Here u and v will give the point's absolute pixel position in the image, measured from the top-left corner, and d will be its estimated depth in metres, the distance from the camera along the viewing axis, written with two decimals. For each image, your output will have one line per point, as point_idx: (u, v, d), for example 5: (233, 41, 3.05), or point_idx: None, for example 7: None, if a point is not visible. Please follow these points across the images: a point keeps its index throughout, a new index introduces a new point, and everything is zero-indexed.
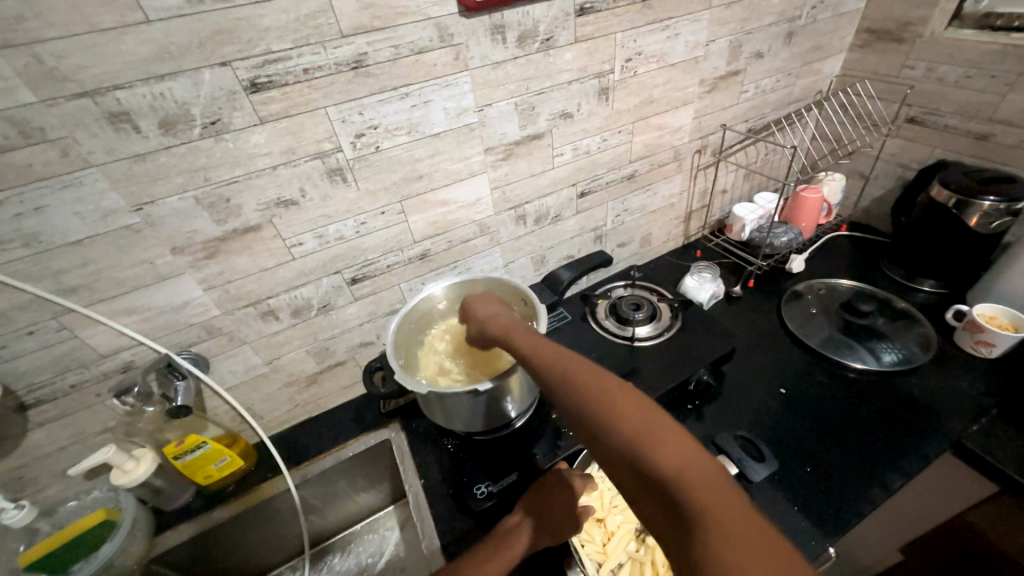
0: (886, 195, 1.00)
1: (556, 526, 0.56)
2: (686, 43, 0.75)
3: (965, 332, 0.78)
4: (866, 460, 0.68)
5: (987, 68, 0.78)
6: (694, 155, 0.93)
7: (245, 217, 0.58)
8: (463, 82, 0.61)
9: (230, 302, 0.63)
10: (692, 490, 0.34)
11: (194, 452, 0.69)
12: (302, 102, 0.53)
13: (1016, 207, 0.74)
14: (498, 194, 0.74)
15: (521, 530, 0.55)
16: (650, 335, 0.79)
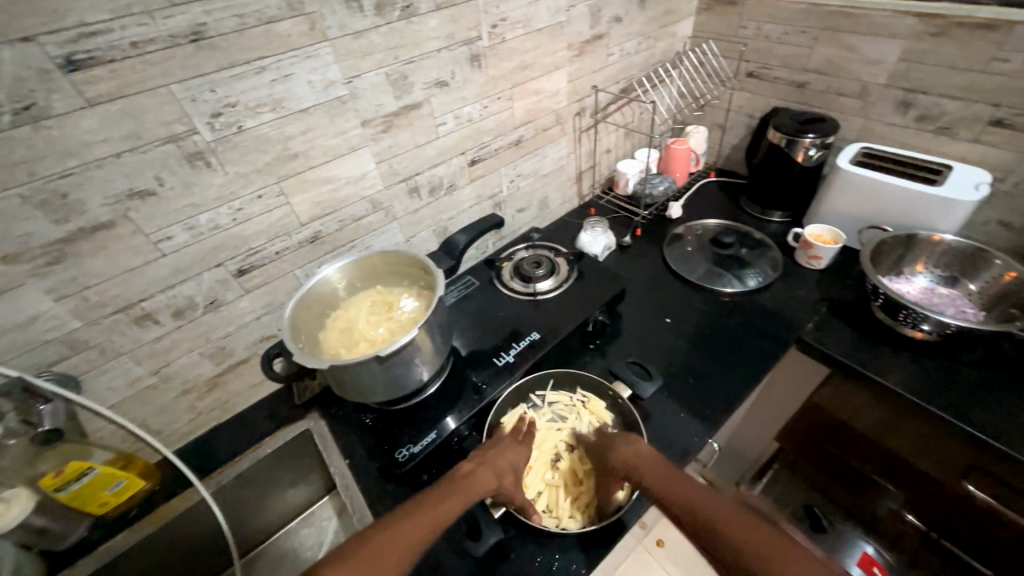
0: (741, 142, 1.15)
1: (507, 470, 0.60)
2: (548, 9, 0.79)
3: (801, 250, 0.93)
4: (735, 365, 0.81)
5: (798, 25, 0.92)
6: (575, 118, 0.99)
7: (92, 213, 0.52)
8: (325, 54, 0.60)
9: (93, 310, 0.57)
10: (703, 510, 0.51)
11: (80, 480, 0.63)
12: (137, 80, 0.49)
13: (828, 141, 0.90)
14: (385, 168, 0.74)
15: (476, 475, 0.58)
16: (551, 288, 0.85)
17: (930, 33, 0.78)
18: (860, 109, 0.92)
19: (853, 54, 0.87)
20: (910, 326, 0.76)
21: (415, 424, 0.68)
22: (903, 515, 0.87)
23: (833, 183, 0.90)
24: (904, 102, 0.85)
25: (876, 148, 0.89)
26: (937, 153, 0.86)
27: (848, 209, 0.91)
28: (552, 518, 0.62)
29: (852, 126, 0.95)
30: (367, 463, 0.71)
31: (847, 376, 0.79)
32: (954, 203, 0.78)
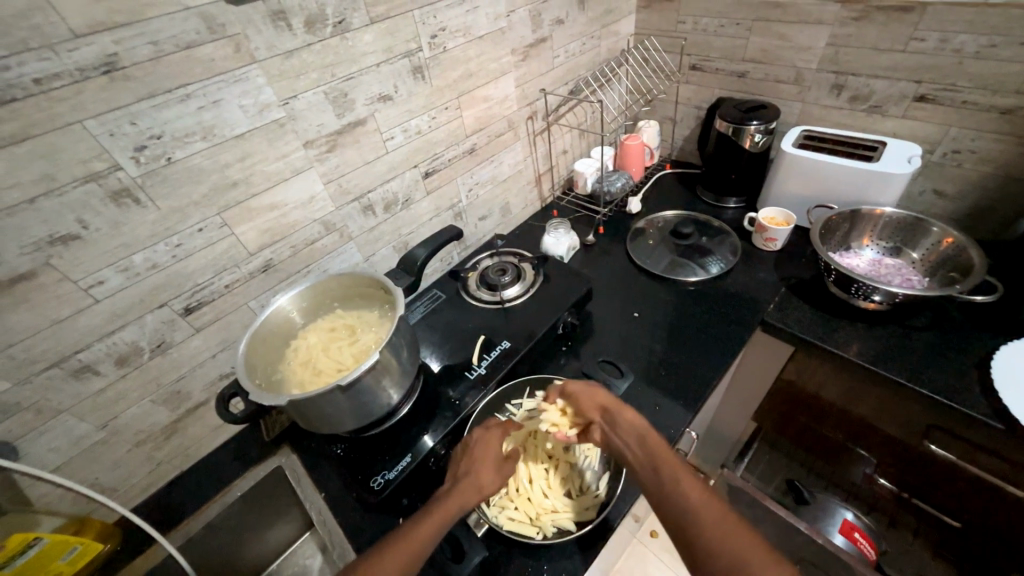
0: (692, 133, 1.18)
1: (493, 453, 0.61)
2: (487, 16, 0.79)
3: (757, 233, 0.96)
4: (704, 352, 0.82)
5: (732, 17, 0.95)
6: (527, 122, 0.99)
7: (8, 264, 0.48)
8: (256, 76, 0.57)
9: (21, 369, 0.53)
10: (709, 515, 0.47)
11: (26, 553, 0.58)
12: (45, 118, 0.46)
13: (771, 127, 0.93)
14: (334, 188, 0.72)
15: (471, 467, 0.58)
16: (518, 295, 0.84)
17: (852, 17, 0.81)
18: (797, 94, 0.95)
19: (785, 42, 0.91)
20: (863, 298, 0.78)
21: (388, 449, 0.65)
22: (875, 479, 0.91)
23: (780, 166, 0.93)
24: (836, 84, 0.89)
25: (816, 131, 0.93)
26: (871, 131, 0.90)
27: (796, 190, 0.94)
28: (526, 526, 0.60)
29: (793, 110, 0.98)
30: (343, 495, 0.68)
31: (810, 353, 0.81)
32: (891, 177, 0.81)
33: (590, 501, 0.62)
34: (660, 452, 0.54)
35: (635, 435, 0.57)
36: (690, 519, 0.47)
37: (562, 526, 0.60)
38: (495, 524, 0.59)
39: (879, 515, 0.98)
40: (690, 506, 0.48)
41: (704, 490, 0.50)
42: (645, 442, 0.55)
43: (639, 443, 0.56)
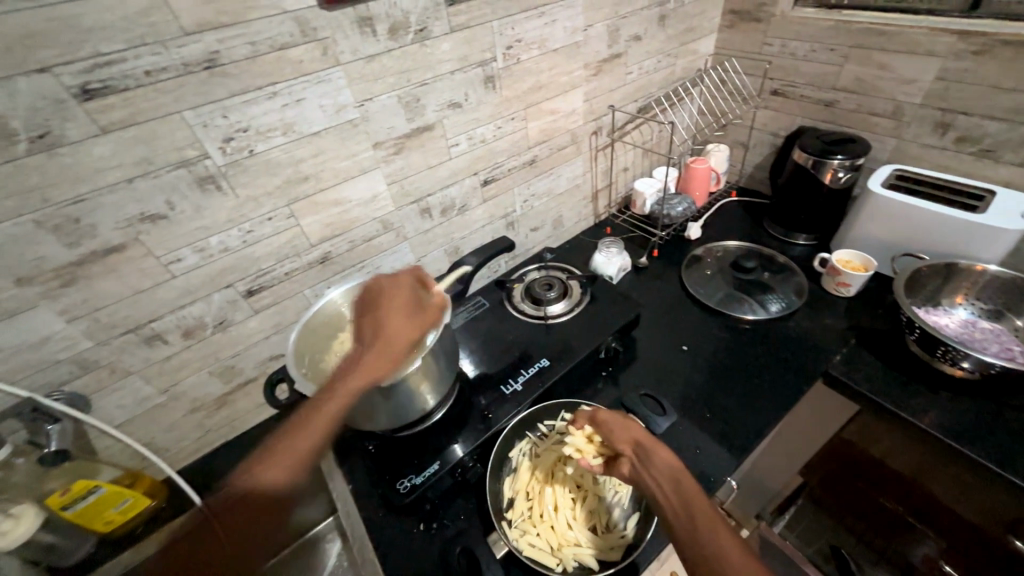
0: (764, 162, 1.11)
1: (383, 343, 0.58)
2: (564, 29, 0.78)
3: (828, 276, 0.89)
4: (755, 398, 0.76)
5: (826, 42, 0.89)
6: (591, 137, 0.97)
7: (103, 237, 0.53)
8: (337, 78, 0.60)
9: (103, 331, 0.58)
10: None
11: (87, 498, 0.63)
12: (150, 108, 0.49)
13: (857, 163, 0.85)
14: (396, 190, 0.74)
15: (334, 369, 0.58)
16: (563, 312, 0.82)
17: (970, 51, 0.73)
18: (892, 129, 0.87)
19: (885, 72, 0.83)
20: (949, 363, 0.70)
21: (418, 454, 0.66)
22: (940, 564, 0.81)
23: (863, 206, 0.86)
24: (941, 123, 0.81)
25: (910, 171, 0.85)
26: (977, 177, 0.81)
27: (879, 234, 0.86)
28: (546, 557, 0.58)
29: (885, 147, 0.90)
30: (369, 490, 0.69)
31: (879, 416, 0.73)
32: (997, 233, 0.72)
33: (618, 539, 0.60)
34: (702, 510, 0.50)
35: (689, 513, 0.50)
36: None
37: (585, 562, 0.58)
38: (514, 549, 0.58)
39: None
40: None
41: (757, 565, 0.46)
42: (707, 528, 0.49)
43: (696, 526, 0.49)
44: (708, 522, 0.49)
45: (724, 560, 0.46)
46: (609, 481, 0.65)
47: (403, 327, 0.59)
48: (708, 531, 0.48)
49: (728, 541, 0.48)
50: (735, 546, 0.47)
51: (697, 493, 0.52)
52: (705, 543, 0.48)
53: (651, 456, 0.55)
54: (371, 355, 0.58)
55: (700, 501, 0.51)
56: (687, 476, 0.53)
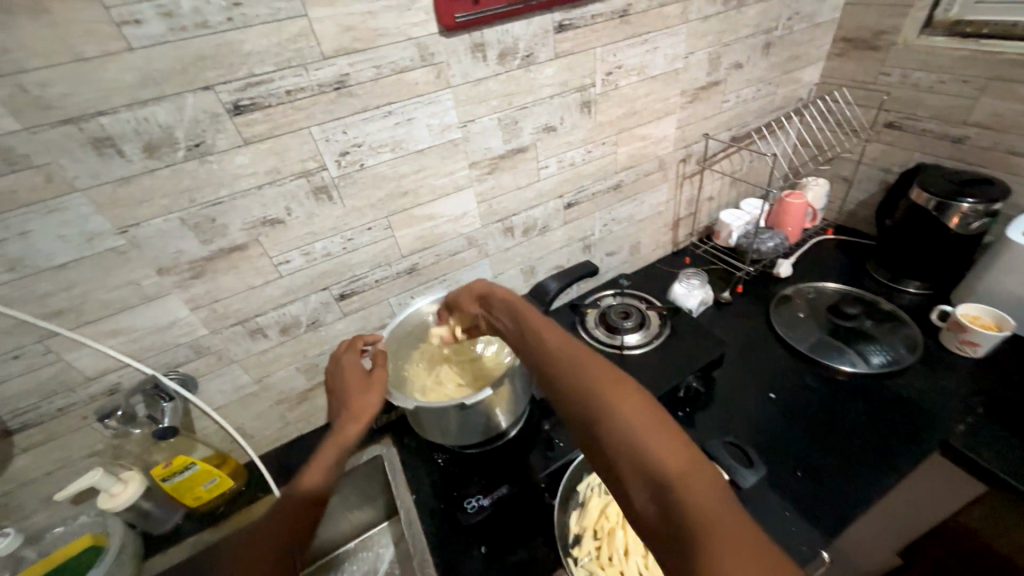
0: (870, 199, 1.02)
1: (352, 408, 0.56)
2: (665, 56, 0.77)
3: (950, 332, 0.79)
4: (856, 461, 0.68)
5: (958, 74, 0.80)
6: (679, 164, 0.94)
7: (231, 236, 0.58)
8: (446, 100, 0.62)
9: (218, 321, 0.63)
10: (565, 369, 0.48)
11: (183, 473, 0.68)
12: (286, 123, 0.54)
13: (994, 208, 0.76)
14: (485, 208, 0.75)
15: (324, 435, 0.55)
16: (639, 343, 0.79)
17: None
18: None
19: None
20: None
21: (486, 475, 0.66)
22: None
23: (998, 256, 0.76)
24: None
25: None
26: None
27: (1017, 289, 0.75)
28: None
29: None
30: (432, 504, 0.69)
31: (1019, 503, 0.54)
32: None
33: None
34: (530, 323, 0.55)
35: (528, 331, 0.55)
36: (557, 379, 0.48)
37: None
38: None
39: None
40: (558, 367, 0.49)
41: (578, 354, 0.50)
42: (566, 357, 0.49)
43: (533, 341, 0.54)
44: (536, 331, 0.54)
45: (574, 377, 0.47)
46: None
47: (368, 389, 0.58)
48: (562, 360, 0.49)
49: (585, 362, 0.48)
50: (588, 362, 0.48)
51: (553, 326, 0.54)
52: (559, 370, 0.49)
53: (516, 310, 0.58)
54: (360, 404, 0.57)
55: (557, 332, 0.53)
56: (547, 321, 0.55)
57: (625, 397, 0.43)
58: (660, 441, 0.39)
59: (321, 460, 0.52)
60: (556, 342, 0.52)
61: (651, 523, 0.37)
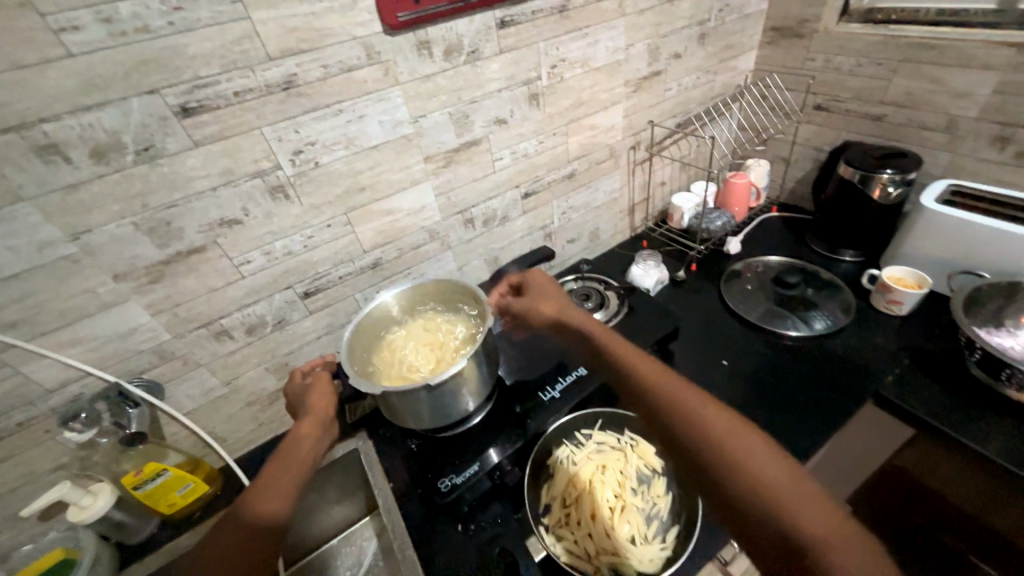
0: (807, 177, 1.09)
1: (315, 405, 0.61)
2: (606, 49, 0.81)
3: (878, 293, 0.86)
4: (799, 415, 0.74)
5: (873, 57, 0.88)
6: (629, 152, 0.99)
7: (188, 239, 0.58)
8: (396, 96, 0.65)
9: (180, 325, 0.63)
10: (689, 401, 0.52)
11: (155, 480, 0.68)
12: (235, 124, 0.55)
13: (909, 177, 0.83)
14: (443, 201, 0.78)
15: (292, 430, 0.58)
16: (599, 322, 0.83)
17: None
18: (946, 143, 0.85)
19: (937, 86, 0.82)
20: (1014, 387, 0.66)
21: (459, 455, 0.68)
22: None
23: (915, 221, 0.83)
24: (1000, 137, 0.78)
25: (968, 185, 0.81)
26: None
27: (933, 251, 0.83)
28: (583, 563, 0.59)
29: (938, 161, 0.88)
30: (410, 489, 0.71)
31: (939, 440, 0.68)
32: None
33: (657, 551, 0.59)
34: (619, 352, 0.61)
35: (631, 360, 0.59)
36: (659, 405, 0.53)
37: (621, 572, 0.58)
38: (551, 554, 0.59)
39: None
40: (656, 398, 0.53)
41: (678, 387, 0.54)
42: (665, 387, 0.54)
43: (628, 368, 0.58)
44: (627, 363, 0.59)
45: (684, 414, 0.51)
46: (647, 492, 0.65)
47: (326, 388, 0.63)
48: (679, 393, 0.53)
49: (699, 404, 0.51)
50: (683, 394, 0.53)
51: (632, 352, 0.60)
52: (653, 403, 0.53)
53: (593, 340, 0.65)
54: (321, 401, 0.61)
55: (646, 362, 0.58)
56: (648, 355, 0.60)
57: (749, 438, 0.48)
58: (802, 493, 0.43)
59: (284, 454, 0.56)
60: (658, 378, 0.56)
61: (774, 559, 0.42)
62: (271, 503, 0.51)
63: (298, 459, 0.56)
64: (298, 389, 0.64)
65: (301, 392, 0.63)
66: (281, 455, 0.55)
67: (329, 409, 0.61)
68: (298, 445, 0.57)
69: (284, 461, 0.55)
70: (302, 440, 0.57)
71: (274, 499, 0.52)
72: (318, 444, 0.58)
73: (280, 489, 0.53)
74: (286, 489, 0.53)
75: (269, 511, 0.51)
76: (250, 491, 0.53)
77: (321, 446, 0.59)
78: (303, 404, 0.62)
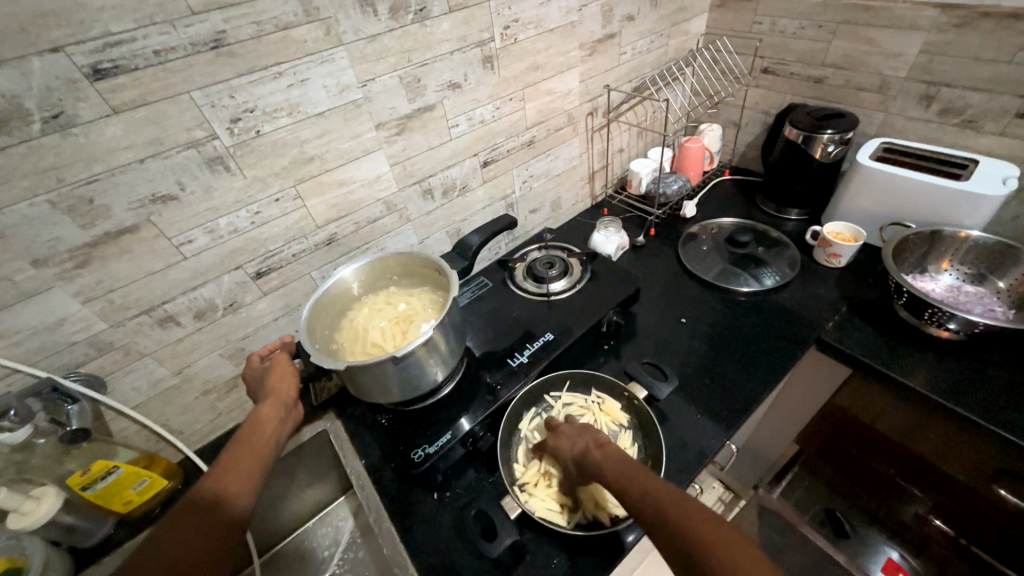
0: (757, 140, 1.13)
1: (275, 388, 0.58)
2: (560, 9, 0.79)
3: (820, 248, 0.92)
4: (752, 365, 0.79)
5: (814, 19, 0.91)
6: (587, 118, 0.98)
7: (117, 217, 0.53)
8: (341, 58, 0.61)
9: (117, 312, 0.59)
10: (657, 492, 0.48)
11: (106, 478, 0.64)
12: (160, 88, 0.50)
13: (846, 136, 0.88)
14: (399, 170, 0.75)
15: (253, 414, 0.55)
16: (564, 289, 0.84)
17: (952, 24, 0.76)
18: (880, 103, 0.90)
19: (872, 47, 0.86)
20: (936, 325, 0.74)
21: (431, 426, 0.68)
22: (930, 520, 0.84)
23: (852, 178, 0.89)
24: (926, 95, 0.83)
25: (898, 143, 0.87)
26: (962, 148, 0.84)
27: (867, 205, 0.89)
28: (554, 514, 0.60)
29: (872, 121, 0.93)
30: (382, 464, 0.70)
31: (871, 376, 0.75)
32: (979, 199, 0.75)
33: None
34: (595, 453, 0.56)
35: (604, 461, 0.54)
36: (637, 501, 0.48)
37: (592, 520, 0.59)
38: (524, 508, 0.60)
39: (927, 559, 0.91)
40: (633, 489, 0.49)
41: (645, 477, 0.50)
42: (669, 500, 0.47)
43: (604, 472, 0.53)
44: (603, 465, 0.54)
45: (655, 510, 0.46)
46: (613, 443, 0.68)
47: (288, 371, 0.60)
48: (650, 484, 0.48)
49: (666, 494, 0.47)
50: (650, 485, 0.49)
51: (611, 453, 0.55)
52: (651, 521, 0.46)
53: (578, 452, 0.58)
54: (283, 382, 0.59)
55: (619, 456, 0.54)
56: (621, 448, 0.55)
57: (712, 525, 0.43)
58: None
59: (245, 437, 0.53)
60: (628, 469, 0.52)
61: None
62: (233, 487, 0.48)
63: (261, 441, 0.53)
64: (257, 375, 0.61)
65: (261, 377, 0.60)
66: (240, 439, 0.52)
67: (292, 391, 0.59)
68: (259, 427, 0.54)
69: (245, 445, 0.52)
70: (263, 422, 0.54)
71: (236, 482, 0.49)
72: (282, 426, 0.56)
73: (241, 471, 0.50)
74: (250, 471, 0.50)
75: (231, 495, 0.48)
76: (208, 479, 0.49)
77: (285, 428, 0.56)
78: (263, 388, 0.59)
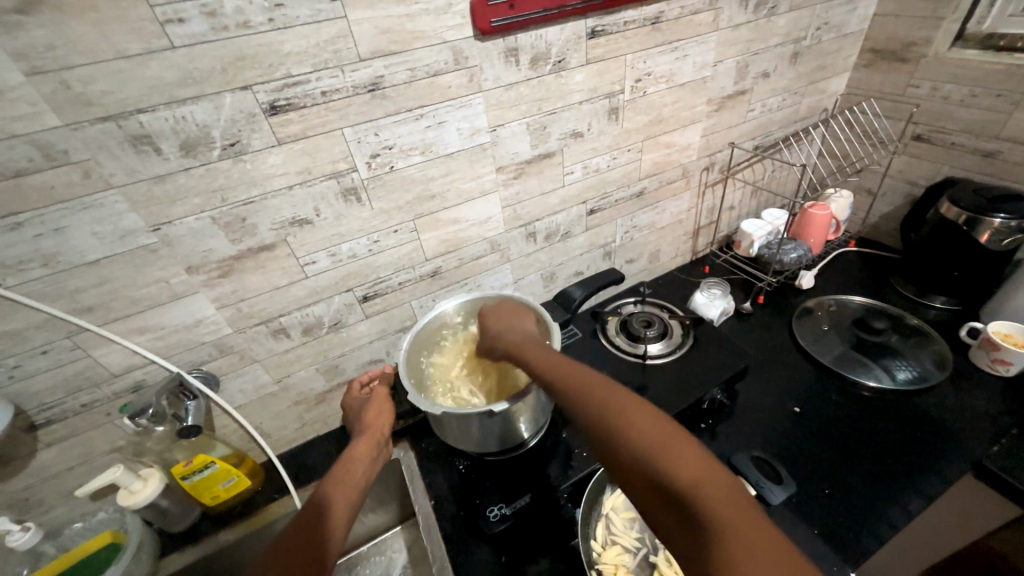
0: (896, 212, 1.00)
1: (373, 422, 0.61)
2: (694, 64, 0.76)
3: (981, 349, 0.77)
4: (883, 480, 0.67)
5: (992, 87, 0.79)
6: (702, 173, 0.93)
7: (260, 235, 0.58)
8: (477, 104, 0.62)
9: (242, 320, 0.63)
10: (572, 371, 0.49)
11: (202, 472, 0.68)
12: (319, 124, 0.54)
13: None
14: (509, 213, 0.75)
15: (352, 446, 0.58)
16: (662, 353, 0.78)
17: None
18: None
19: None
20: None
21: (508, 483, 0.65)
22: None
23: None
24: None
25: None
26: None
27: None
28: None
29: None
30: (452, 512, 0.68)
31: None
32: None
33: None
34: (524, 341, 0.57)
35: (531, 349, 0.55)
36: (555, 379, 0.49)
37: None
38: None
39: None
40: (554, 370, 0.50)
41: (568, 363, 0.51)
42: (620, 419, 0.42)
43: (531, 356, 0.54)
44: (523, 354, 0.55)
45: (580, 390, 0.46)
46: None
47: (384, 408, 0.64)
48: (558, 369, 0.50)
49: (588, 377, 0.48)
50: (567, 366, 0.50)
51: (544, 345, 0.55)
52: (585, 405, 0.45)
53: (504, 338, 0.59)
54: (380, 419, 0.62)
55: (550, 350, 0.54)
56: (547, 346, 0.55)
57: (622, 407, 0.43)
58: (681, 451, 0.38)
59: (345, 465, 0.55)
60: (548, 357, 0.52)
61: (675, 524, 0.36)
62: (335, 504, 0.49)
63: (358, 470, 0.55)
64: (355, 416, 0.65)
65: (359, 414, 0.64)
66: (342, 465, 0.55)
67: (388, 428, 0.62)
68: (358, 455, 0.56)
69: (347, 470, 0.54)
70: (362, 450, 0.57)
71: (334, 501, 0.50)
72: (374, 463, 0.57)
73: (343, 497, 0.51)
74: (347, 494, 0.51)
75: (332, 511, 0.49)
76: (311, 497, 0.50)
77: (377, 465, 0.58)
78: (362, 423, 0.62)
